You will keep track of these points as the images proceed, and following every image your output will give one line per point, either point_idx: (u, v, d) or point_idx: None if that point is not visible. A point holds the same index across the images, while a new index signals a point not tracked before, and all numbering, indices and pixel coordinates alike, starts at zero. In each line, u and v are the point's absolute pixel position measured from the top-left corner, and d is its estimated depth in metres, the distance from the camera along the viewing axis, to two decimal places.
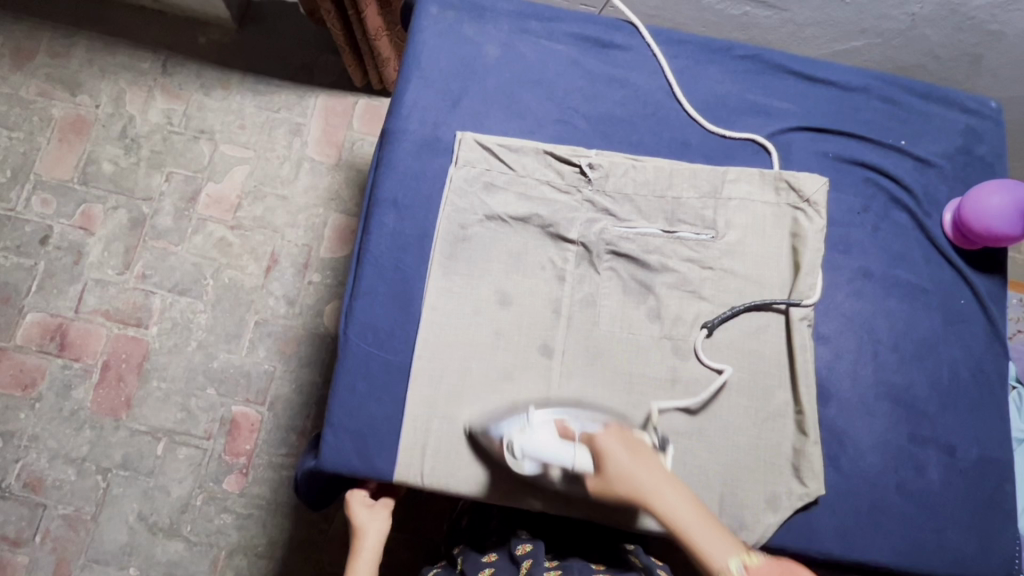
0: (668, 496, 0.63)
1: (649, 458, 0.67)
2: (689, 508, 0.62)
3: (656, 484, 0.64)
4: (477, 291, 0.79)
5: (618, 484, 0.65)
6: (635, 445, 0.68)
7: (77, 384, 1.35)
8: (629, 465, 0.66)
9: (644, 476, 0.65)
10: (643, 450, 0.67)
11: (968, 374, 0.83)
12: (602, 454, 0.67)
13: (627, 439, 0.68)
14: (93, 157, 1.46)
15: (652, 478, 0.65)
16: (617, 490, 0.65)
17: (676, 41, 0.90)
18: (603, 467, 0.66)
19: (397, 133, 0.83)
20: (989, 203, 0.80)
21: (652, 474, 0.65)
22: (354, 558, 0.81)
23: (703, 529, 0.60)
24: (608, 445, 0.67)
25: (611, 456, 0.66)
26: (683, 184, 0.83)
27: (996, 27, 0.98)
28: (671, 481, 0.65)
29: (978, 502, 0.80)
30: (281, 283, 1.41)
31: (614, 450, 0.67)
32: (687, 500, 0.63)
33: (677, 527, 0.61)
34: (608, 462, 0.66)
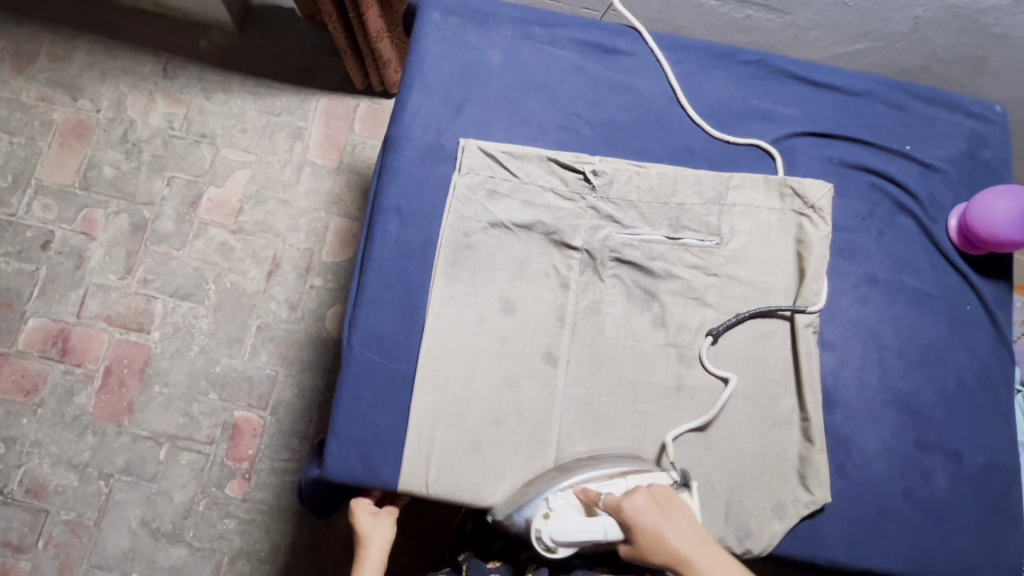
0: (708, 560, 0.58)
1: (680, 517, 0.62)
2: (731, 572, 0.57)
3: (692, 547, 0.59)
4: (481, 298, 0.79)
5: (653, 552, 0.60)
6: (665, 504, 0.63)
7: (79, 389, 1.35)
8: (661, 528, 0.61)
9: (679, 539, 0.60)
10: (674, 508, 0.63)
11: (974, 380, 0.83)
12: (631, 519, 0.62)
13: (653, 498, 0.64)
14: (94, 162, 1.46)
15: (687, 540, 0.60)
16: (653, 560, 0.60)
17: (679, 46, 0.90)
18: (634, 536, 0.62)
19: (400, 140, 0.83)
20: (995, 209, 0.79)
21: (687, 536, 0.60)
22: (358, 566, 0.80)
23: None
24: (635, 509, 0.62)
25: (642, 522, 0.62)
26: (687, 191, 0.82)
27: (1000, 29, 0.97)
28: (707, 542, 0.60)
29: (985, 509, 0.79)
30: (283, 287, 1.41)
31: (643, 514, 0.62)
32: (728, 562, 0.58)
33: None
34: (638, 530, 0.62)
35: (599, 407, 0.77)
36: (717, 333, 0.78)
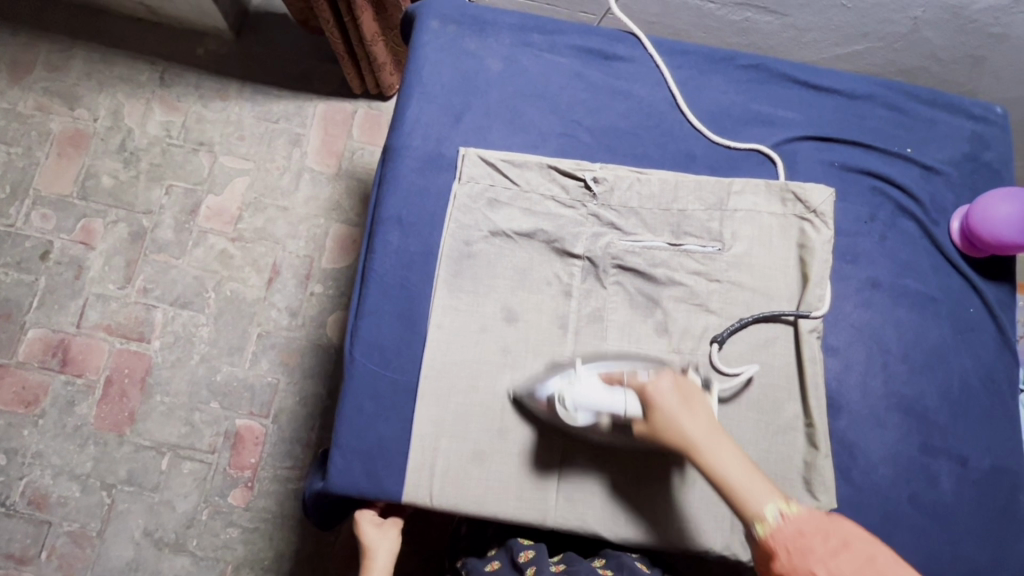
0: (716, 447, 0.62)
1: (699, 406, 0.65)
2: (735, 460, 0.61)
3: (704, 433, 0.63)
4: (483, 308, 0.79)
5: (665, 431, 0.65)
6: (688, 392, 0.66)
7: (80, 400, 1.34)
8: (678, 413, 0.64)
9: (693, 425, 0.64)
10: (694, 397, 0.66)
11: (978, 384, 0.82)
12: (651, 398, 0.66)
13: (678, 385, 0.67)
14: (93, 171, 1.45)
15: (700, 427, 0.63)
16: (664, 438, 0.65)
17: (678, 51, 0.90)
18: (651, 414, 0.66)
19: (400, 149, 0.83)
20: (998, 212, 0.79)
21: (701, 423, 0.64)
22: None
23: (747, 482, 0.60)
24: (656, 391, 0.66)
25: (661, 402, 0.65)
26: (688, 197, 0.82)
27: (998, 29, 0.97)
28: (718, 432, 0.64)
29: (991, 512, 0.79)
30: (284, 295, 1.41)
31: (664, 396, 0.66)
32: (735, 453, 0.62)
33: (720, 480, 0.61)
34: (656, 409, 0.66)
35: None
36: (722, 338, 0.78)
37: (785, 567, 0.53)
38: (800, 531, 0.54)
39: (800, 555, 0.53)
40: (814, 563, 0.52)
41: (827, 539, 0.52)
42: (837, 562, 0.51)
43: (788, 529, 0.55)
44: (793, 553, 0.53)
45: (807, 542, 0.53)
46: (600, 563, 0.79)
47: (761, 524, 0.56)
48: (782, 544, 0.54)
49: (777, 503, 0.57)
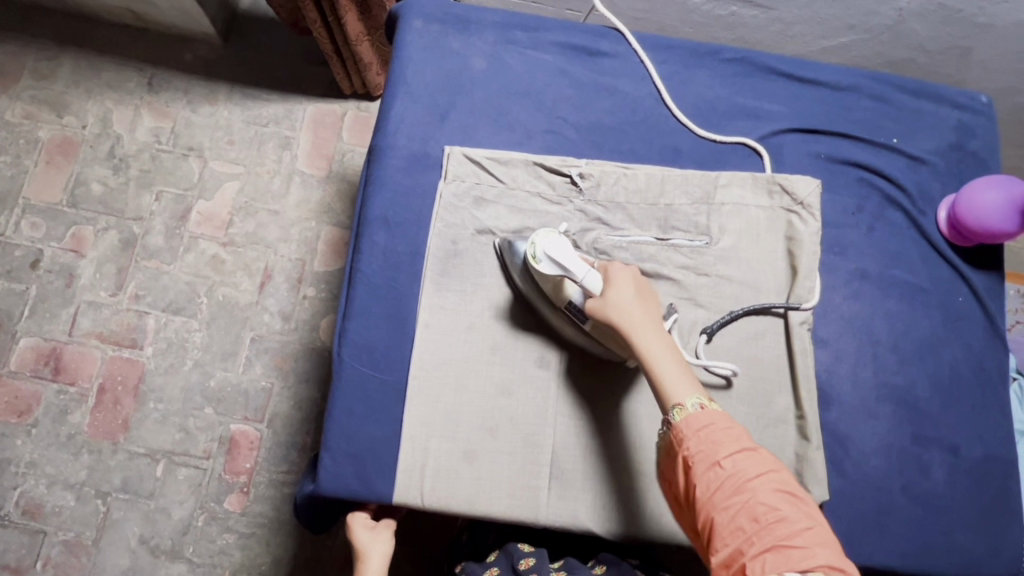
0: (656, 337, 0.67)
1: (651, 301, 0.70)
2: (668, 353, 0.67)
3: (649, 324, 0.68)
4: (471, 306, 0.78)
5: (616, 312, 0.68)
6: (643, 288, 0.71)
7: (73, 408, 1.34)
8: (631, 302, 0.68)
9: (641, 314, 0.68)
10: (648, 293, 0.70)
11: (969, 373, 0.82)
12: (611, 281, 0.70)
13: (637, 280, 0.71)
14: (82, 178, 1.45)
15: (648, 317, 0.68)
16: (611, 317, 0.68)
17: (663, 46, 0.89)
18: (608, 292, 0.69)
19: (385, 150, 0.82)
20: (984, 199, 0.79)
21: (649, 315, 0.68)
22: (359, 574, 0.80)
23: (675, 374, 0.65)
24: (618, 277, 0.70)
25: (620, 287, 0.69)
26: (675, 191, 0.82)
27: (983, 19, 0.97)
28: (661, 326, 0.68)
29: (984, 501, 0.79)
30: (276, 299, 1.40)
31: (623, 284, 0.70)
32: (670, 347, 0.67)
33: (651, 367, 0.66)
34: (614, 291, 0.69)
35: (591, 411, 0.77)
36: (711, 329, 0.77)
37: (695, 452, 0.60)
38: (711, 424, 0.61)
39: (711, 445, 0.60)
40: (722, 456, 0.59)
41: (737, 440, 0.60)
42: (743, 460, 0.59)
43: (701, 420, 0.62)
44: (705, 442, 0.60)
45: (718, 436, 0.60)
46: (601, 571, 0.78)
47: (679, 411, 0.63)
48: (695, 431, 0.61)
49: (696, 396, 0.64)
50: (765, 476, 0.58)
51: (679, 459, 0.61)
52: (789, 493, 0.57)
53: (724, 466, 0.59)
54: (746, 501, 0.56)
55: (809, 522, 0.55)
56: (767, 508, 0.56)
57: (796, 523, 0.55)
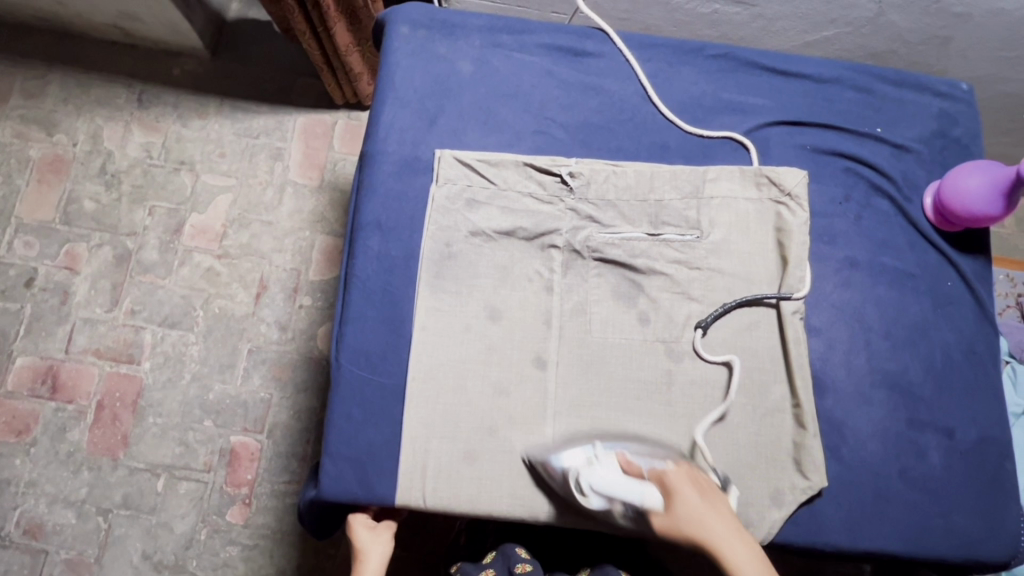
0: (741, 549, 0.59)
1: (721, 503, 0.64)
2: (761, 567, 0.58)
3: (726, 534, 0.60)
4: (467, 307, 0.79)
5: (691, 526, 0.61)
6: (707, 490, 0.65)
7: (71, 426, 1.33)
8: (705, 510, 0.62)
9: (717, 524, 0.61)
10: (713, 494, 0.64)
11: (960, 356, 0.83)
12: (675, 493, 0.64)
13: (698, 483, 0.65)
14: (74, 196, 1.45)
15: (721, 526, 0.61)
16: (687, 534, 0.61)
17: (647, 44, 0.90)
18: (673, 506, 0.63)
19: (375, 156, 0.83)
20: (967, 183, 0.80)
21: (723, 522, 0.62)
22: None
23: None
24: (680, 486, 0.64)
25: (682, 497, 0.63)
26: (664, 186, 0.83)
27: (961, 8, 0.99)
28: (743, 532, 0.61)
29: (981, 483, 0.80)
30: (273, 310, 1.41)
31: (686, 493, 0.64)
32: (761, 559, 0.59)
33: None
34: (678, 503, 0.63)
35: (590, 407, 0.78)
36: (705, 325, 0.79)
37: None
38: None
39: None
40: None
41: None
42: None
43: None
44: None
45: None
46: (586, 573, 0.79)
47: None
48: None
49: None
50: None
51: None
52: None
53: None
54: None
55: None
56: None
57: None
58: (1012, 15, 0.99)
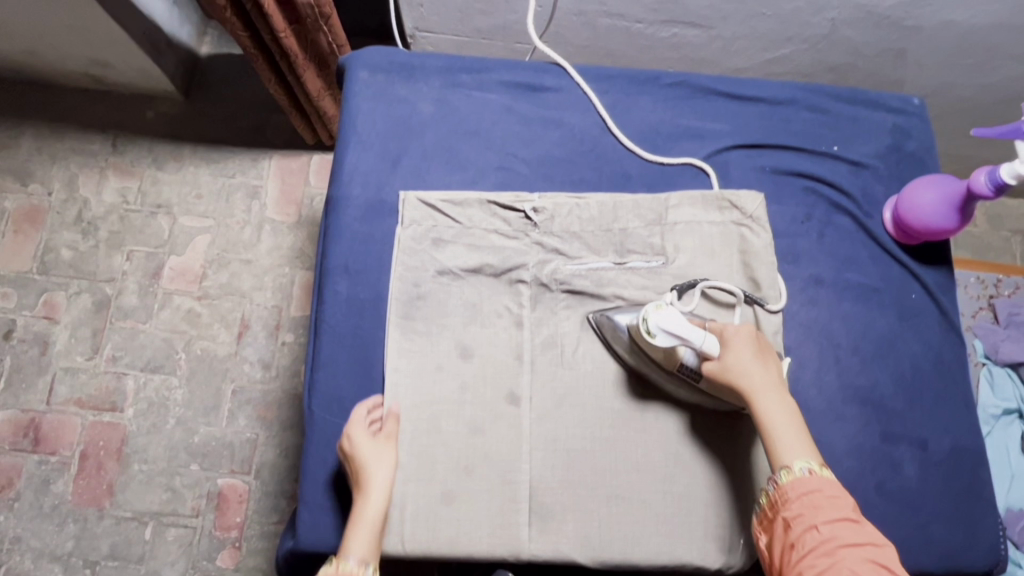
0: (776, 401, 0.69)
1: (770, 362, 0.72)
2: (788, 416, 0.69)
3: (770, 385, 0.70)
4: (437, 346, 0.79)
5: (738, 373, 0.71)
6: (762, 348, 0.73)
7: (56, 478, 1.32)
8: (753, 364, 0.71)
9: (760, 378, 0.70)
10: (767, 354, 0.73)
11: (929, 367, 0.84)
12: (730, 344, 0.72)
13: (756, 341, 0.73)
14: (51, 245, 1.45)
15: (768, 379, 0.71)
16: (732, 379, 0.71)
17: (605, 76, 0.92)
18: (729, 355, 0.72)
19: (340, 201, 0.84)
20: (923, 199, 0.82)
21: (770, 377, 0.71)
22: (359, 501, 0.71)
23: (789, 435, 0.68)
24: (738, 341, 0.72)
25: (741, 351, 0.71)
26: (627, 215, 0.84)
27: (911, 22, 1.02)
28: (781, 389, 0.71)
29: (957, 492, 0.81)
30: (255, 348, 1.40)
31: (743, 348, 0.72)
32: (790, 412, 0.69)
33: (773, 431, 0.68)
34: (735, 352, 0.72)
35: (566, 440, 0.78)
36: (693, 284, 0.79)
37: (794, 513, 0.63)
38: (818, 490, 0.63)
39: (811, 508, 0.62)
40: (821, 520, 0.61)
41: (839, 508, 0.62)
42: (840, 527, 0.61)
43: (809, 484, 0.64)
44: (805, 506, 0.63)
45: (821, 501, 0.62)
46: None
47: (787, 472, 0.65)
48: (798, 494, 0.63)
49: (808, 459, 0.66)
50: (862, 545, 0.60)
51: (779, 519, 0.64)
52: (881, 568, 0.58)
53: (820, 530, 0.60)
54: (833, 564, 0.58)
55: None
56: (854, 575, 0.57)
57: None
58: (961, 27, 1.02)
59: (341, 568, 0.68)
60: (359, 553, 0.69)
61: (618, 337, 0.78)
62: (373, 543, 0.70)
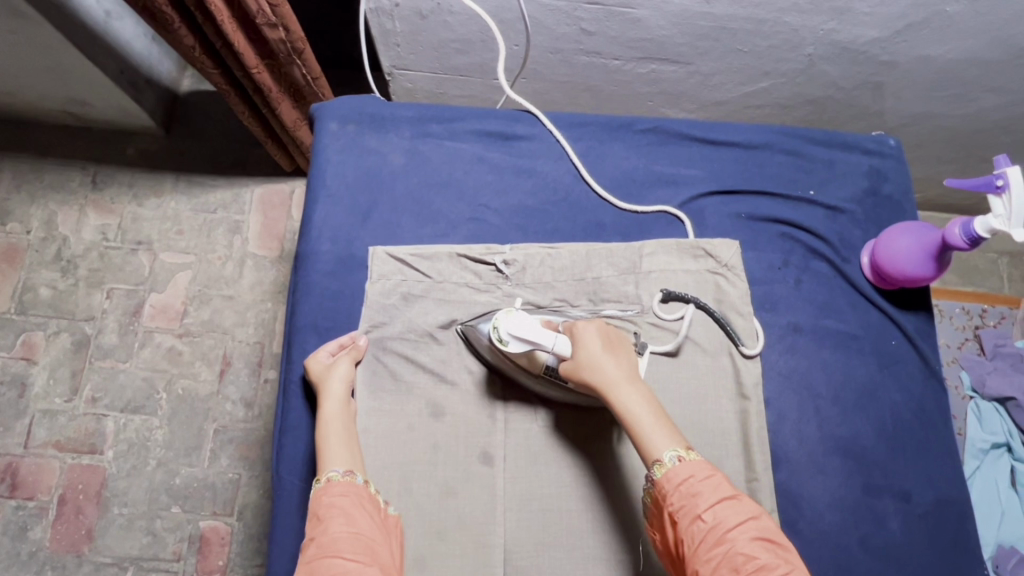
0: (630, 392, 0.67)
1: (621, 352, 0.71)
2: (643, 404, 0.67)
3: (621, 376, 0.68)
4: (408, 406, 0.78)
5: (589, 371, 0.69)
6: (612, 341, 0.71)
7: (33, 524, 1.29)
8: (602, 359, 0.69)
9: (609, 372, 0.68)
10: (619, 346, 0.71)
11: (910, 415, 0.83)
12: (579, 341, 0.71)
13: (605, 333, 0.72)
14: (29, 285, 1.42)
15: (618, 371, 0.69)
16: (585, 377, 0.69)
17: (578, 123, 0.91)
18: (577, 352, 0.70)
19: (309, 256, 0.82)
20: (899, 245, 0.81)
21: (622, 368, 0.69)
22: (321, 408, 0.74)
23: (652, 426, 0.65)
24: (587, 336, 0.71)
25: (589, 346, 0.70)
26: (602, 264, 0.83)
27: (888, 57, 1.01)
28: (635, 378, 0.69)
29: (942, 544, 0.79)
30: (237, 386, 1.38)
31: (592, 342, 0.70)
32: (646, 400, 0.67)
33: (633, 424, 0.66)
34: (582, 348, 0.70)
35: (542, 499, 0.76)
36: (680, 294, 0.81)
37: (676, 507, 0.61)
38: (690, 476, 0.62)
39: (690, 498, 0.61)
40: (702, 508, 0.60)
41: (716, 488, 0.61)
42: (721, 509, 0.60)
43: (682, 474, 0.62)
44: (684, 496, 0.61)
45: (697, 487, 0.61)
46: None
47: (659, 467, 0.63)
48: (674, 486, 0.62)
49: (675, 447, 0.64)
50: (744, 521, 0.59)
51: (666, 515, 0.62)
52: (767, 540, 0.59)
53: (705, 518, 0.59)
54: (726, 552, 0.58)
55: (788, 568, 0.57)
56: (746, 558, 0.57)
57: (776, 571, 0.56)
58: (938, 61, 1.01)
59: (330, 482, 0.69)
60: (343, 463, 0.71)
61: (479, 338, 0.77)
62: (352, 451, 0.72)
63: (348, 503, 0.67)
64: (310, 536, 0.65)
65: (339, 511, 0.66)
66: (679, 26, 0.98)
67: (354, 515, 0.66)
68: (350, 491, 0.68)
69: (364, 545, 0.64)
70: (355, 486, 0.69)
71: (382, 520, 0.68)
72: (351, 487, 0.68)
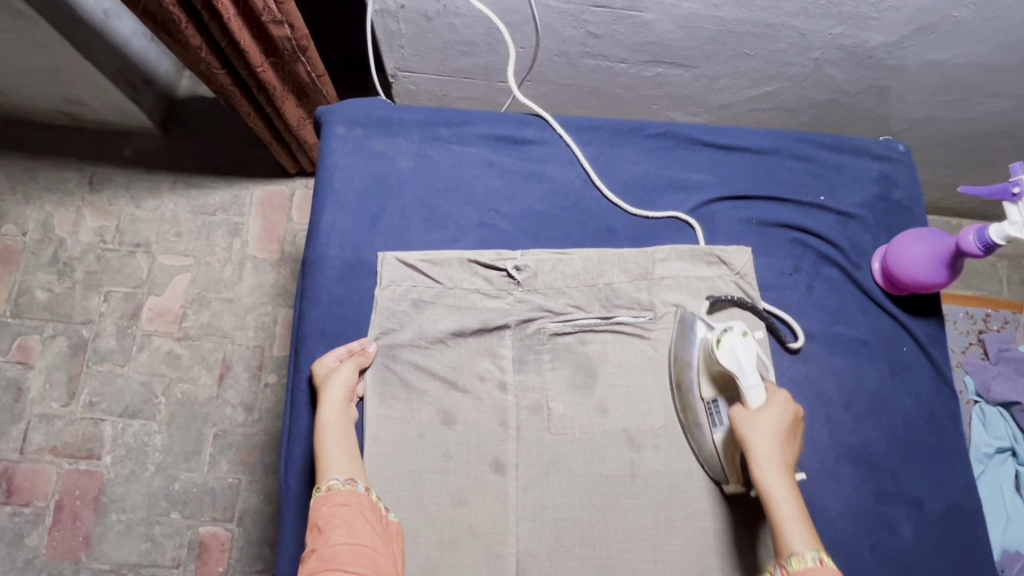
0: (785, 479, 0.67)
1: (794, 443, 0.70)
2: (794, 498, 0.66)
3: (784, 461, 0.68)
4: (418, 414, 0.77)
5: (760, 433, 0.68)
6: (795, 424, 0.70)
7: (29, 531, 1.27)
8: (775, 435, 0.68)
9: (775, 451, 0.68)
10: (796, 433, 0.70)
11: (922, 423, 0.83)
12: (771, 404, 0.70)
13: (794, 413, 0.71)
14: (25, 287, 1.40)
15: (785, 453, 0.68)
16: (751, 437, 0.68)
17: (588, 127, 0.91)
18: (762, 412, 0.70)
19: (317, 262, 0.81)
20: (911, 251, 0.81)
21: (788, 455, 0.68)
22: (320, 409, 0.74)
23: (795, 521, 0.64)
24: (774, 407, 0.70)
25: (777, 415, 0.69)
26: (613, 270, 0.82)
27: (895, 61, 1.01)
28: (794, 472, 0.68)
29: (953, 551, 0.79)
30: (236, 390, 1.36)
31: (779, 415, 0.70)
32: (796, 497, 0.66)
33: (773, 508, 0.65)
34: (768, 413, 0.69)
35: (553, 509, 0.75)
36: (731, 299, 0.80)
37: None
38: None
39: None
40: None
41: None
42: None
43: None
44: None
45: None
46: None
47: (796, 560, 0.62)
48: None
49: (816, 548, 0.62)
50: None
51: None
52: None
53: None
54: None
55: None
56: None
57: None
58: (944, 66, 1.01)
59: (331, 491, 0.68)
60: (344, 471, 0.70)
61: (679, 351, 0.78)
62: (351, 457, 0.71)
63: (350, 513, 0.66)
64: (311, 548, 0.64)
65: (341, 522, 0.65)
66: (686, 30, 0.97)
67: (355, 525, 0.65)
68: (350, 500, 0.67)
69: (367, 558, 0.63)
70: (357, 495, 0.68)
71: (384, 531, 0.67)
72: (352, 496, 0.67)
